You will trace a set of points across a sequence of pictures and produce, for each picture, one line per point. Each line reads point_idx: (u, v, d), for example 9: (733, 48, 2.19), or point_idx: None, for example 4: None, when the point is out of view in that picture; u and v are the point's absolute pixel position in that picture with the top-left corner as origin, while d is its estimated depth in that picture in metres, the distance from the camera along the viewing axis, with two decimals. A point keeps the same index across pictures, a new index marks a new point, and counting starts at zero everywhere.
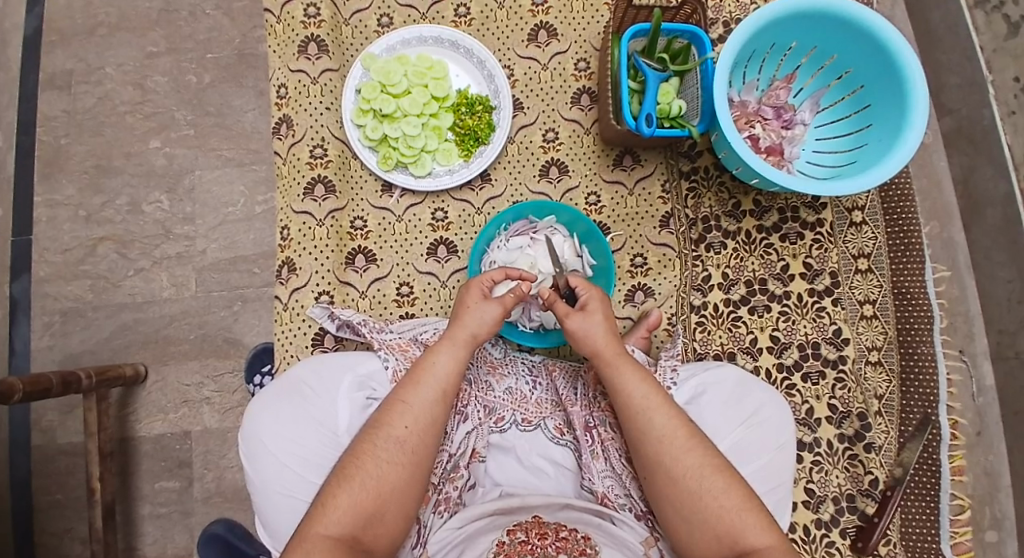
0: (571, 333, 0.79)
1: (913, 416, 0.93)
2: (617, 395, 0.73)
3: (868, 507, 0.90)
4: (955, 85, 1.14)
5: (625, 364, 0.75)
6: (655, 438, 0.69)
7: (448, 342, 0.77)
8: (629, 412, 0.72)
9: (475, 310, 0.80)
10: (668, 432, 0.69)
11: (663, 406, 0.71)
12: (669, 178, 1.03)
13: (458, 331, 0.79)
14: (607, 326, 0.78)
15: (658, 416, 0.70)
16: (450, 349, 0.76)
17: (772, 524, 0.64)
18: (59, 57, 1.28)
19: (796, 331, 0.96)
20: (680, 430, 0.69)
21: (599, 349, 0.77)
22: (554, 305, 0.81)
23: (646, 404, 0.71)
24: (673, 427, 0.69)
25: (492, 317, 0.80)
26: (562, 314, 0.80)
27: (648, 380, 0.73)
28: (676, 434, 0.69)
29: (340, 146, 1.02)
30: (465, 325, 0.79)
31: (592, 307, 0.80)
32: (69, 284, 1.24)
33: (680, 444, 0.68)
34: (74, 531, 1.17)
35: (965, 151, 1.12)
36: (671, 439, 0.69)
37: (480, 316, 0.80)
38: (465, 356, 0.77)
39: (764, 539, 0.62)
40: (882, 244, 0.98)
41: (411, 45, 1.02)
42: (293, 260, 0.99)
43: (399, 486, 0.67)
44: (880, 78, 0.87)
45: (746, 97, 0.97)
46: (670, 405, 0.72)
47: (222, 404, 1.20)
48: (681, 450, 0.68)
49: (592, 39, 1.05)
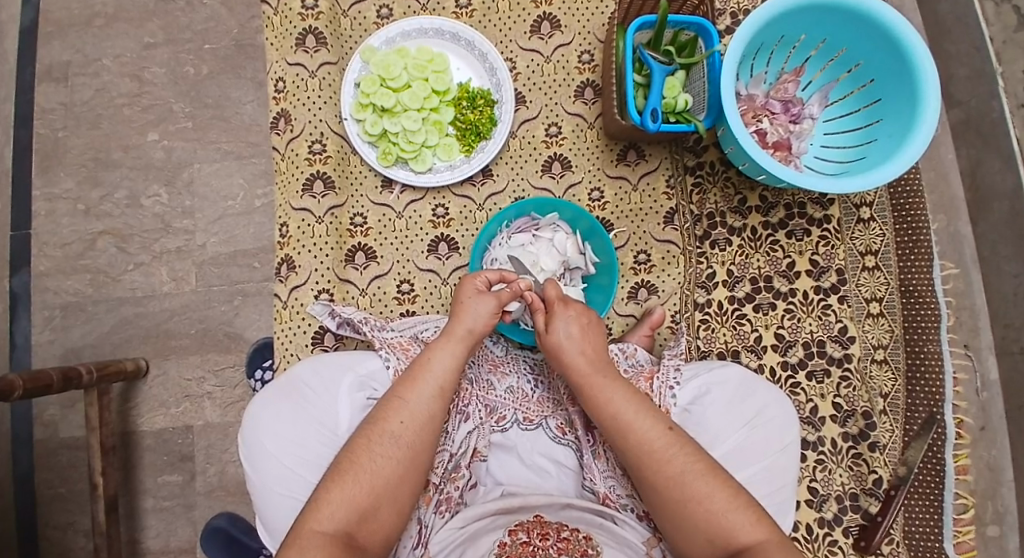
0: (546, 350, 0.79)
1: (918, 416, 0.92)
2: (595, 411, 0.73)
3: (871, 506, 0.90)
4: (964, 76, 1.11)
5: (599, 380, 0.74)
6: (641, 441, 0.68)
7: (446, 338, 0.76)
8: (608, 421, 0.71)
9: (470, 305, 0.79)
10: (647, 441, 0.68)
11: (641, 415, 0.70)
12: (674, 173, 1.01)
13: (455, 327, 0.78)
14: (582, 341, 0.78)
15: (636, 429, 0.69)
16: (446, 346, 0.75)
17: (765, 521, 0.64)
18: (55, 48, 1.26)
19: (801, 329, 0.95)
20: (660, 438, 0.68)
21: (571, 364, 0.76)
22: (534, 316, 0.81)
23: (622, 418, 0.70)
24: (653, 437, 0.68)
25: (488, 312, 0.79)
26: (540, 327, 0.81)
27: (626, 391, 0.72)
28: (660, 441, 0.68)
29: (339, 141, 1.00)
30: (461, 320, 0.78)
31: (563, 321, 0.79)
32: (69, 278, 1.23)
33: (660, 453, 0.67)
34: (77, 525, 1.17)
35: (974, 143, 1.10)
36: (649, 449, 0.68)
37: (475, 311, 0.79)
38: (462, 353, 0.76)
39: (754, 536, 0.63)
40: (889, 240, 0.96)
41: (411, 37, 1.00)
42: (292, 258, 0.98)
43: (393, 482, 0.67)
44: (890, 73, 0.85)
45: (754, 90, 0.95)
46: (650, 415, 0.70)
47: (223, 398, 1.20)
48: (662, 459, 0.67)
49: (596, 30, 1.03)
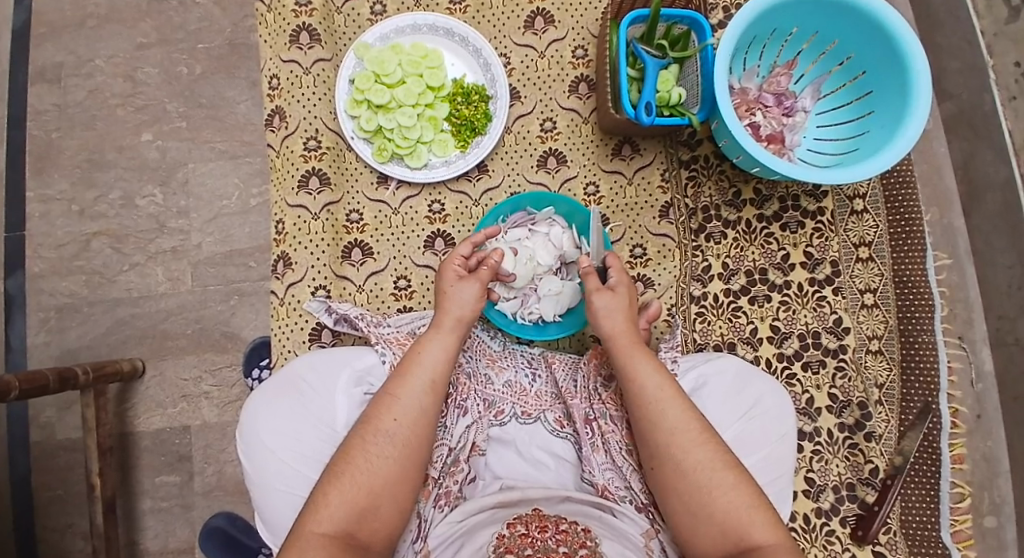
0: (595, 310, 0.80)
1: (914, 405, 0.92)
2: (631, 379, 0.73)
3: (868, 495, 0.90)
4: (956, 69, 1.12)
5: (645, 344, 0.77)
6: (670, 428, 0.69)
7: (435, 330, 0.77)
8: (644, 396, 0.72)
9: (455, 292, 0.80)
10: (682, 422, 0.69)
11: (679, 397, 0.71)
12: (669, 167, 1.01)
13: (445, 317, 0.78)
14: (624, 310, 0.80)
15: (671, 407, 0.70)
16: (436, 339, 0.76)
17: (779, 525, 0.64)
18: (47, 50, 1.26)
19: (797, 321, 0.96)
20: (694, 421, 0.69)
21: (623, 327, 0.78)
22: (590, 278, 0.81)
23: (664, 394, 0.71)
24: (686, 421, 0.69)
25: (473, 297, 0.80)
26: (591, 289, 0.81)
27: (666, 369, 0.74)
28: (690, 427, 0.69)
29: (334, 138, 1.00)
30: (448, 310, 0.79)
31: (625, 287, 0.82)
32: (64, 280, 1.22)
33: (692, 437, 0.68)
34: (75, 527, 1.17)
35: (966, 136, 1.11)
36: (684, 431, 0.68)
37: (461, 298, 0.79)
38: (452, 345, 0.76)
39: (770, 537, 0.62)
40: (883, 232, 0.97)
41: (406, 33, 1.00)
42: (289, 254, 0.97)
43: (391, 479, 0.66)
44: (880, 65, 0.86)
45: (746, 84, 0.95)
46: (682, 397, 0.71)
47: (221, 398, 1.20)
48: (695, 442, 0.68)
49: (590, 25, 1.03)
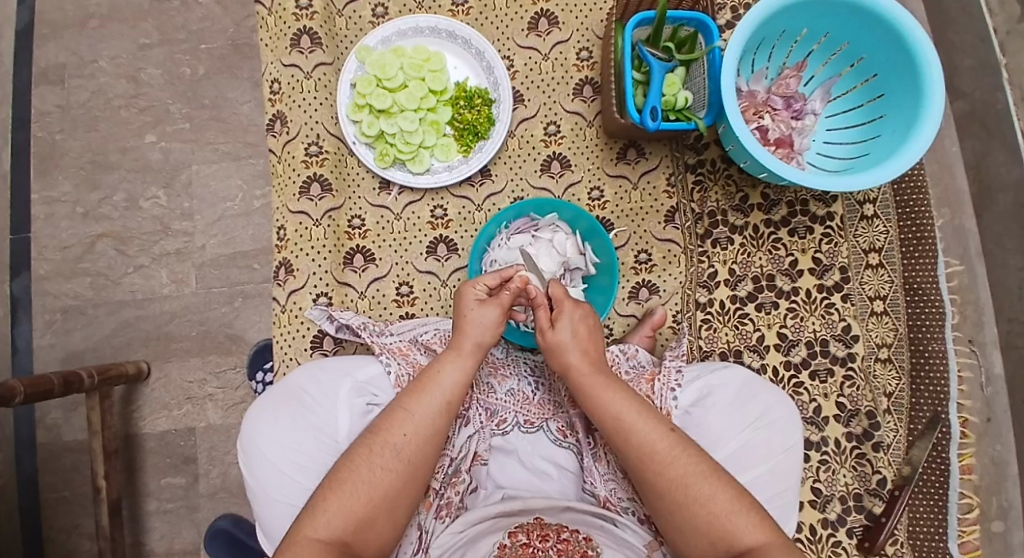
0: (546, 346, 0.77)
1: (922, 415, 0.91)
2: (592, 413, 0.73)
3: (875, 506, 0.89)
4: (968, 68, 1.10)
5: (598, 384, 0.73)
6: (637, 450, 0.68)
7: (454, 352, 0.76)
8: (608, 423, 0.71)
9: (475, 316, 0.77)
10: (646, 446, 0.68)
11: (640, 418, 0.70)
12: (674, 171, 1.00)
13: (465, 341, 0.76)
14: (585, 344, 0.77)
15: (636, 434, 0.69)
16: (457, 360, 0.75)
17: (768, 521, 0.64)
18: (50, 50, 1.25)
19: (804, 328, 0.94)
20: (660, 441, 0.68)
21: (571, 366, 0.75)
22: (536, 312, 0.79)
23: (623, 420, 0.70)
24: (653, 441, 0.68)
25: (492, 322, 0.77)
26: (541, 326, 0.78)
27: (622, 392, 0.72)
28: (657, 448, 0.68)
29: (336, 142, 0.99)
30: (468, 334, 0.76)
31: (568, 322, 0.77)
32: (68, 282, 1.23)
33: (661, 458, 0.67)
34: (82, 527, 1.18)
35: (978, 135, 1.09)
36: (649, 454, 0.68)
37: (480, 322, 0.77)
38: (471, 368, 0.75)
39: (759, 537, 0.62)
40: (893, 239, 0.95)
41: (407, 36, 0.99)
42: (290, 261, 0.97)
43: (392, 493, 0.66)
44: (891, 66, 0.84)
45: (754, 86, 0.94)
46: (646, 409, 0.71)
47: (225, 400, 1.20)
48: (663, 463, 0.67)
49: (595, 27, 1.01)
